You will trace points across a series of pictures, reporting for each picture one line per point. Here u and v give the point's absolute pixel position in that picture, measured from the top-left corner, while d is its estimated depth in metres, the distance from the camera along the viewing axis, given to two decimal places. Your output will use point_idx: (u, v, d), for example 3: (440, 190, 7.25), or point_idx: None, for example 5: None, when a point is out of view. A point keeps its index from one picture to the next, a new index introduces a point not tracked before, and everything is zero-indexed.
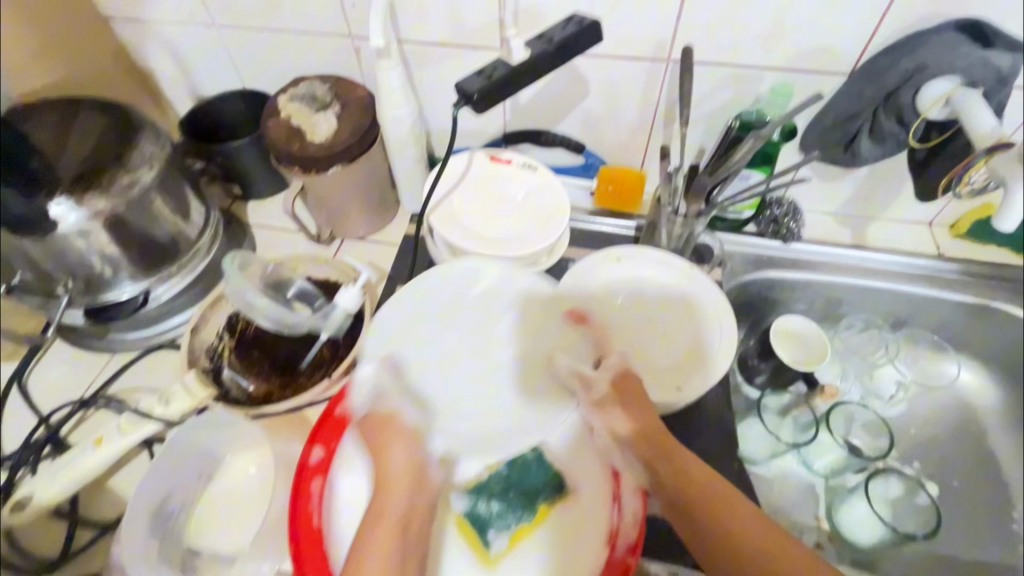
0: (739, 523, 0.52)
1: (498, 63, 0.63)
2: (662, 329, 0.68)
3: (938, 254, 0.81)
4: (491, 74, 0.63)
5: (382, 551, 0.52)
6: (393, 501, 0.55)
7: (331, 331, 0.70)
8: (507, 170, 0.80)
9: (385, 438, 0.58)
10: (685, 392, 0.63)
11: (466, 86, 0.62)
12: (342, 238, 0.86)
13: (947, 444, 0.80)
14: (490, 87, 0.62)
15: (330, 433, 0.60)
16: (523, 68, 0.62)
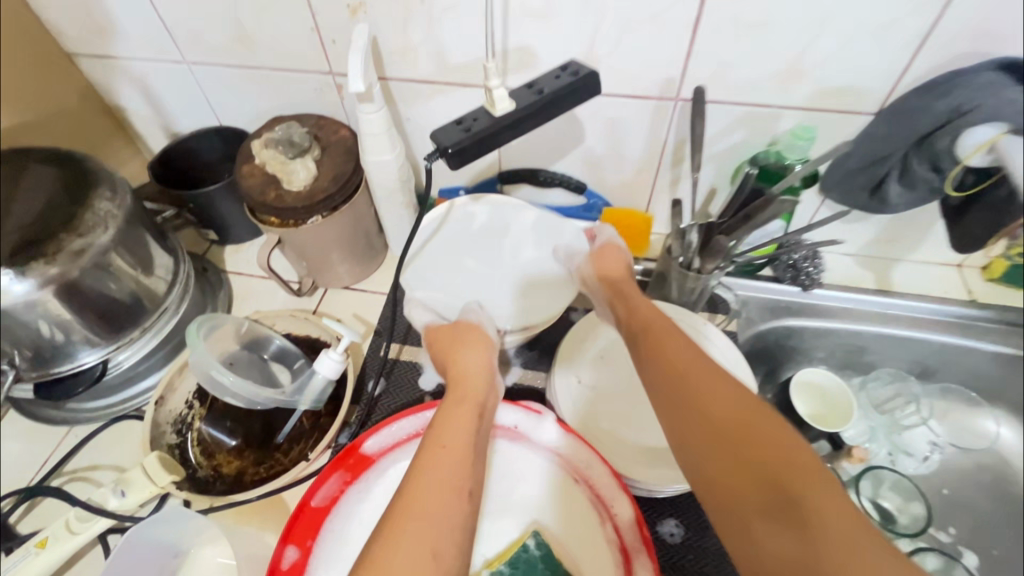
0: (685, 356, 0.50)
1: (479, 114, 0.57)
2: None
3: (972, 300, 0.75)
4: (470, 125, 0.57)
5: (461, 420, 0.50)
6: (472, 382, 0.55)
7: (311, 399, 0.63)
8: (502, 216, 0.74)
9: (459, 345, 0.60)
10: None
11: (441, 139, 0.56)
12: (325, 287, 0.80)
13: (986, 508, 0.73)
14: (470, 140, 0.56)
15: (305, 529, 0.53)
16: (507, 121, 0.56)
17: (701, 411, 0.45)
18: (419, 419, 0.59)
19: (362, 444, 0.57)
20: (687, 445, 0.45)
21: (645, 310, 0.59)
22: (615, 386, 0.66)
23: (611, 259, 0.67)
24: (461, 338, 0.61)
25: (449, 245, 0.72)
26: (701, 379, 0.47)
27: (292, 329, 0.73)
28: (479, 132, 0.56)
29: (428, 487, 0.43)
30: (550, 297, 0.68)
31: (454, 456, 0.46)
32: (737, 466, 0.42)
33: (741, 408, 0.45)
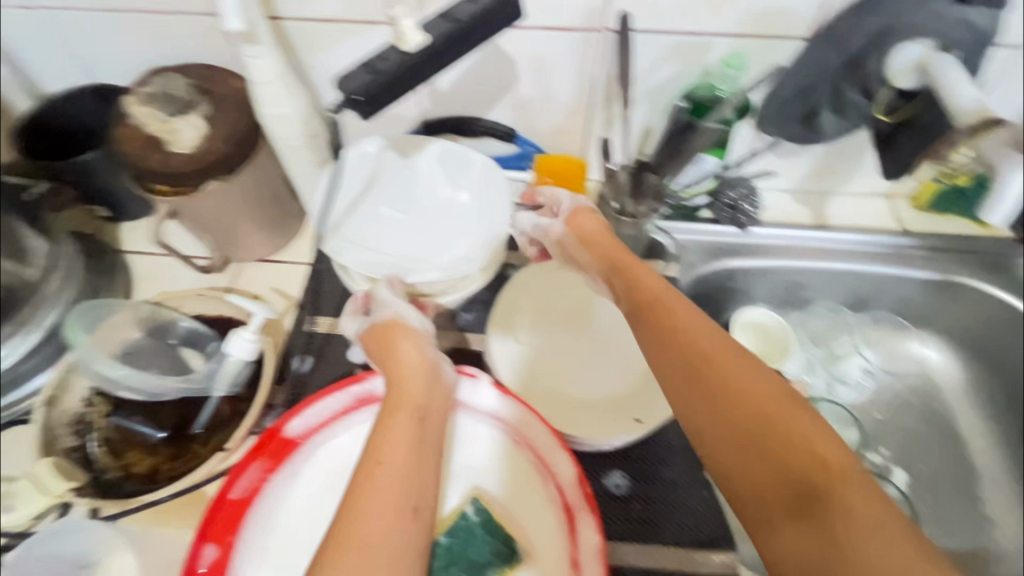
0: (701, 340, 0.47)
1: (388, 51, 0.48)
2: (598, 331, 0.65)
3: (900, 229, 0.76)
4: (378, 65, 0.47)
5: (406, 433, 0.46)
6: (411, 387, 0.50)
7: (227, 383, 0.59)
8: (418, 166, 0.66)
9: (389, 342, 0.54)
10: (643, 423, 0.57)
11: (347, 85, 0.47)
12: (239, 262, 0.73)
13: (915, 427, 0.76)
14: (379, 81, 0.47)
15: (225, 523, 0.48)
16: (424, 53, 0.48)
17: (728, 408, 0.43)
18: (346, 395, 0.55)
19: (283, 427, 0.53)
20: (704, 438, 0.44)
21: (648, 284, 0.54)
22: (555, 343, 0.64)
23: (593, 232, 0.61)
24: (391, 336, 0.55)
25: (367, 205, 0.65)
26: (726, 370, 0.45)
27: (203, 310, 0.65)
28: (394, 69, 0.47)
29: (369, 514, 0.40)
30: (473, 245, 0.63)
31: (397, 475, 0.42)
32: (758, 465, 0.40)
33: (767, 404, 0.42)
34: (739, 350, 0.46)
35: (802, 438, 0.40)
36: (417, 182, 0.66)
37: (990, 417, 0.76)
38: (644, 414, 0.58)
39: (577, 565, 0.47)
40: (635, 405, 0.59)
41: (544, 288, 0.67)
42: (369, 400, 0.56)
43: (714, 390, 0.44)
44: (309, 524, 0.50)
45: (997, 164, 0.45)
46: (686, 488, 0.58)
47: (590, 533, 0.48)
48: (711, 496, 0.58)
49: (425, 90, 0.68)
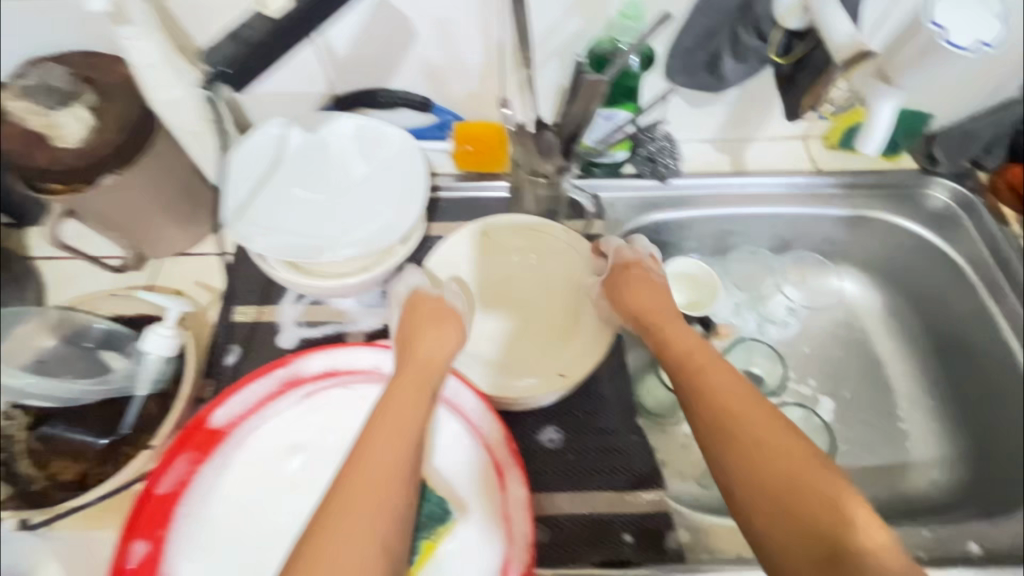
0: (739, 396, 0.47)
1: (252, 19, 0.45)
2: (529, 292, 0.66)
3: (814, 170, 0.78)
4: (245, 35, 0.44)
5: (410, 411, 0.46)
6: (419, 372, 0.49)
7: (149, 382, 0.58)
8: (329, 142, 0.63)
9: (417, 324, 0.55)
10: (568, 376, 0.59)
11: (212, 55, 0.44)
12: (157, 258, 0.70)
13: (840, 357, 0.81)
14: (247, 52, 0.44)
15: (154, 517, 0.48)
16: (289, 20, 0.44)
17: (765, 468, 0.43)
18: (270, 380, 0.55)
19: (208, 418, 0.53)
20: (737, 495, 0.44)
21: (684, 338, 0.54)
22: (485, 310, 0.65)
23: (636, 290, 0.60)
24: (423, 318, 0.55)
25: (274, 187, 0.61)
26: (767, 433, 0.45)
27: (119, 311, 0.63)
28: (262, 40, 0.44)
29: (360, 489, 0.40)
30: (392, 215, 0.60)
31: (390, 444, 0.43)
32: (788, 521, 0.41)
33: (794, 462, 0.43)
34: (774, 413, 0.46)
35: (831, 501, 0.41)
36: (330, 159, 0.62)
37: (908, 341, 0.80)
38: (570, 369, 0.60)
39: (506, 519, 0.49)
40: (561, 360, 0.61)
41: (474, 255, 0.67)
42: (296, 382, 0.56)
43: (743, 448, 0.44)
44: (241, 510, 0.51)
45: (869, 95, 0.49)
46: (617, 434, 0.60)
47: (518, 487, 0.50)
48: (640, 440, 0.60)
49: (321, 46, 0.64)
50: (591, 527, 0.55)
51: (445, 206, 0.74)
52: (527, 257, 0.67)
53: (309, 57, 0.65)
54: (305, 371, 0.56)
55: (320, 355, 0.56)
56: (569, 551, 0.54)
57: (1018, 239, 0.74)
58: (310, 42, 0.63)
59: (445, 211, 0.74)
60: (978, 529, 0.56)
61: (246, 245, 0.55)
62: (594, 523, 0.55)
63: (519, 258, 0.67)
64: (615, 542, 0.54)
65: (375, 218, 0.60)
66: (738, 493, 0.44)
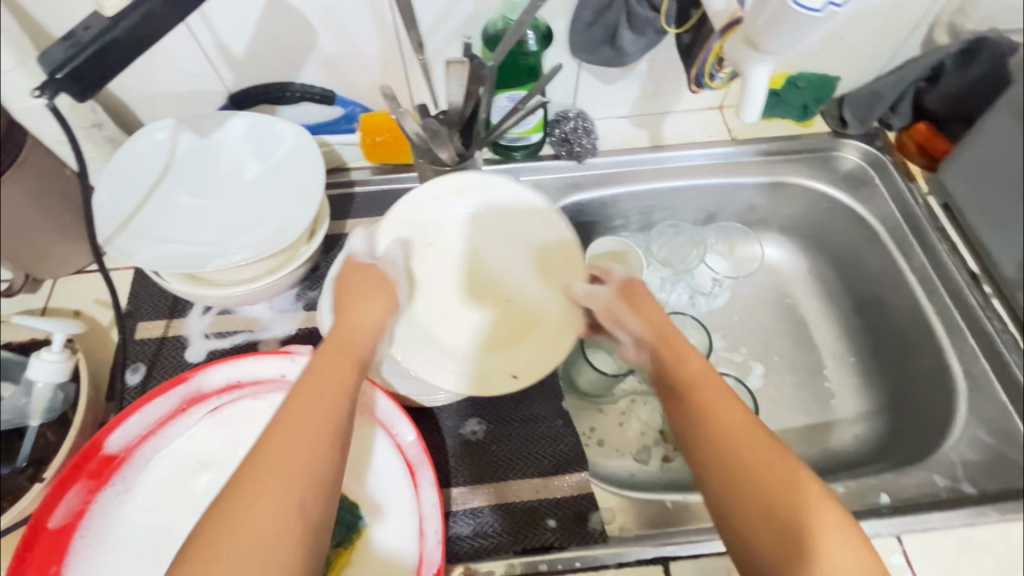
0: (729, 412, 0.42)
1: (87, 19, 0.43)
2: (490, 283, 0.61)
3: (731, 139, 0.79)
4: (81, 37, 0.43)
5: (342, 381, 0.42)
6: (345, 365, 0.43)
7: (43, 410, 0.55)
8: (221, 145, 0.60)
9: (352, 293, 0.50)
10: (519, 380, 0.56)
11: (44, 63, 0.42)
12: (53, 279, 0.66)
13: (768, 322, 0.82)
14: (81, 54, 0.42)
15: (47, 554, 0.46)
16: (125, 17, 0.42)
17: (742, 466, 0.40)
18: (170, 398, 0.52)
19: (102, 444, 0.50)
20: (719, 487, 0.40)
21: (682, 351, 0.49)
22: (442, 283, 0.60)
23: (646, 303, 0.54)
24: (362, 286, 0.50)
25: (162, 196, 0.58)
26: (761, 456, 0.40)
27: (9, 338, 0.59)
28: (97, 39, 0.42)
29: (277, 466, 0.35)
30: (289, 214, 0.57)
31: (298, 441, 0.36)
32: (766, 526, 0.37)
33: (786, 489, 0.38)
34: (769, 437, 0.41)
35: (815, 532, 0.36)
36: (223, 163, 0.60)
37: (831, 301, 0.82)
38: (521, 370, 0.57)
39: (420, 515, 0.48)
40: (516, 360, 0.57)
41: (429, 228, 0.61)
42: (200, 399, 0.53)
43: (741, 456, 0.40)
44: (141, 539, 0.48)
45: (743, 64, 0.49)
46: (542, 419, 0.60)
47: (429, 490, 0.49)
48: (565, 424, 0.60)
49: (203, 41, 0.60)
50: (516, 517, 0.54)
51: (361, 201, 0.72)
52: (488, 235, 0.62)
53: (194, 54, 0.61)
54: (207, 387, 0.54)
55: (222, 368, 0.54)
56: (493, 541, 0.53)
57: (923, 195, 0.76)
58: (188, 35, 0.59)
59: (361, 206, 0.72)
60: (886, 480, 0.58)
61: (125, 259, 0.52)
62: (519, 512, 0.55)
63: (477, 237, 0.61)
64: (539, 528, 0.54)
65: (274, 219, 0.58)
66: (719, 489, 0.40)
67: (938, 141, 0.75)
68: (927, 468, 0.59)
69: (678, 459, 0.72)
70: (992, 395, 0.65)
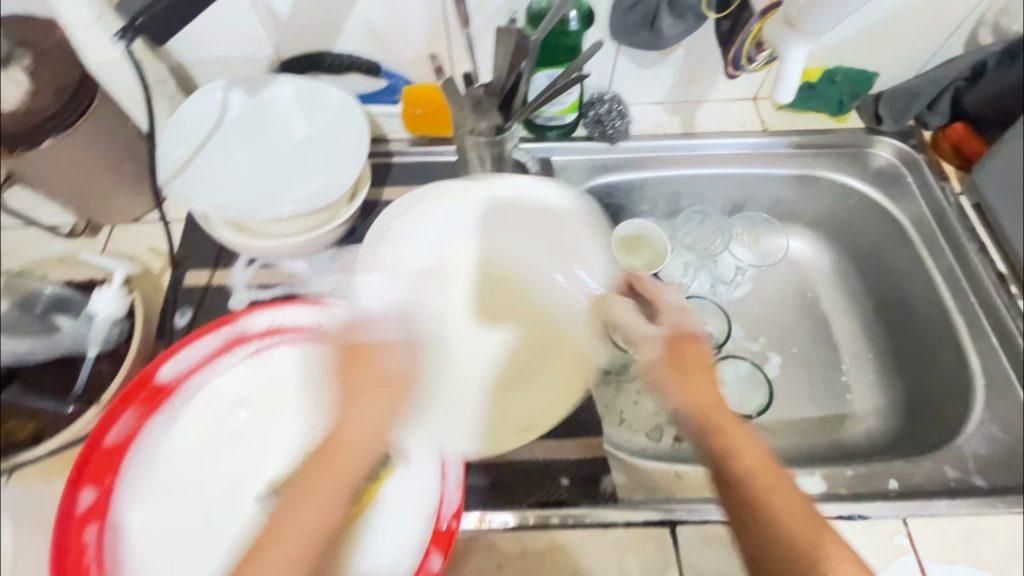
0: (790, 501, 0.42)
1: None
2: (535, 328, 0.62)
3: (764, 130, 0.80)
4: None
5: (342, 482, 0.44)
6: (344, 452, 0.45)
7: (99, 342, 0.60)
8: (273, 106, 0.64)
9: (361, 383, 0.46)
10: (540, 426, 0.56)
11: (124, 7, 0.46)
12: (111, 226, 0.70)
13: (788, 314, 0.83)
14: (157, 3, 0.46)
15: (100, 468, 0.50)
16: None
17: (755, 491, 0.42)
18: (216, 337, 0.56)
19: (155, 373, 0.54)
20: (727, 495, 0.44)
21: (730, 423, 0.46)
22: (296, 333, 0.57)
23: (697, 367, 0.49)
24: (363, 377, 0.46)
25: (216, 150, 0.61)
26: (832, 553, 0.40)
27: (72, 276, 0.64)
28: None
29: (298, 520, 0.43)
30: (333, 174, 0.61)
31: (311, 520, 0.43)
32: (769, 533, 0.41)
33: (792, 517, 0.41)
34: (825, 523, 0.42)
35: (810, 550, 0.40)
36: (273, 122, 0.63)
37: (855, 298, 0.82)
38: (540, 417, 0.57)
39: None
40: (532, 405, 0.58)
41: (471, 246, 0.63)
42: (242, 340, 0.57)
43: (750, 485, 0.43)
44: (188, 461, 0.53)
45: (781, 45, 0.51)
46: None
47: None
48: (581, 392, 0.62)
49: (261, 7, 0.64)
50: (531, 473, 0.57)
51: (398, 170, 0.75)
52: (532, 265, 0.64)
53: (252, 19, 0.65)
54: (250, 330, 0.57)
55: (265, 313, 0.58)
56: (509, 494, 0.56)
57: (957, 194, 0.76)
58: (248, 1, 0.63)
59: (398, 175, 0.75)
60: (897, 468, 0.59)
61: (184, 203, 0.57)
62: (534, 469, 0.57)
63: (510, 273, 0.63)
64: (553, 485, 0.57)
65: (320, 176, 0.61)
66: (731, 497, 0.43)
67: (975, 142, 0.75)
68: (939, 460, 0.60)
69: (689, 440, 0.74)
70: (1012, 395, 0.65)
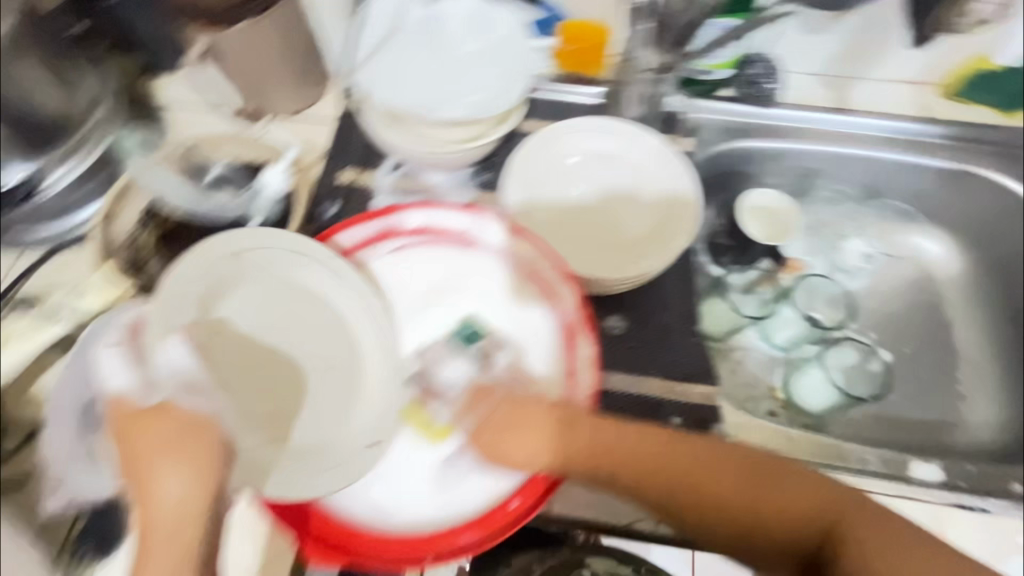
0: (701, 462, 0.48)
1: None
2: (614, 249, 0.64)
3: (924, 116, 0.76)
4: None
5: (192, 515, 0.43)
6: (163, 505, 0.43)
7: (263, 212, 0.64)
8: (448, 16, 0.66)
9: (133, 439, 0.44)
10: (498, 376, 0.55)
11: None
12: (270, 117, 0.71)
13: (908, 316, 0.80)
14: None
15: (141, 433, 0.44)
16: None
17: (746, 513, 0.47)
18: (370, 227, 0.58)
19: (327, 241, 0.57)
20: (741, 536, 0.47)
21: (586, 432, 0.50)
22: (178, 373, 0.44)
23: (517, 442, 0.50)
24: (141, 441, 0.44)
25: (395, 49, 0.65)
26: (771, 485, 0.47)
27: (242, 155, 0.68)
28: None
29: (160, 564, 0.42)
30: (497, 86, 0.64)
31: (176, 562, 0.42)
32: (792, 523, 0.47)
33: (789, 502, 0.47)
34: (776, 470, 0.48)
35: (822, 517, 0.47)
36: (444, 31, 0.66)
37: (982, 308, 0.79)
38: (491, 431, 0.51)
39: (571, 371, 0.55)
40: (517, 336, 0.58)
41: (576, 165, 0.67)
42: (393, 233, 0.58)
43: (751, 504, 0.47)
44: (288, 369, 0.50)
45: None
46: (677, 331, 0.63)
47: (586, 348, 0.55)
48: (698, 342, 0.63)
49: None
50: (642, 406, 0.59)
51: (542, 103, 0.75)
52: (635, 192, 0.66)
53: None
54: (403, 225, 0.58)
55: (418, 213, 0.59)
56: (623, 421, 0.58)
57: None
58: None
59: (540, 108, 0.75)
60: None
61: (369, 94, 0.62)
62: (647, 404, 0.59)
63: (613, 202, 0.66)
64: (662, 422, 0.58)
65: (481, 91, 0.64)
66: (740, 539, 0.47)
67: None
68: None
69: (783, 417, 0.73)
70: None
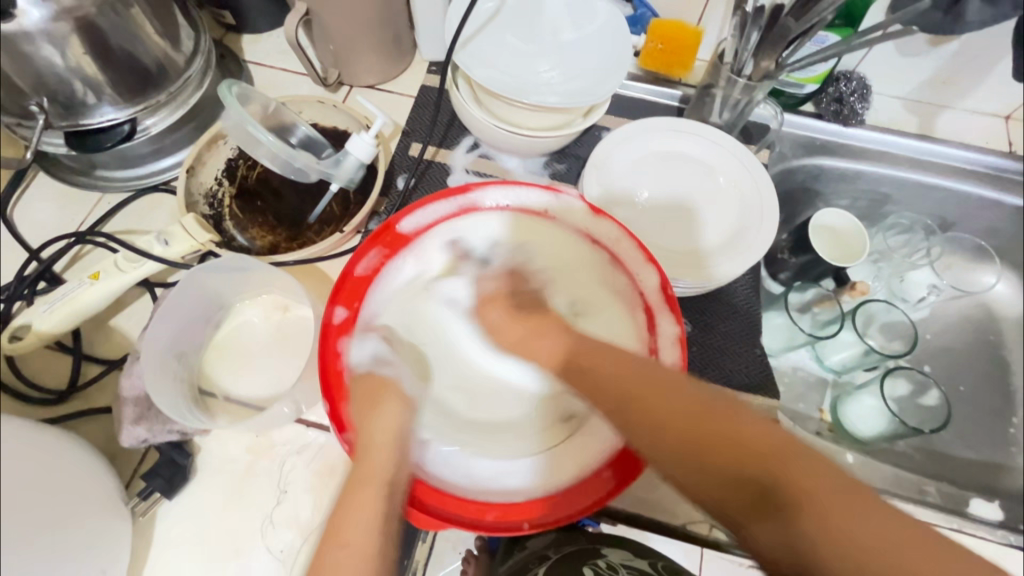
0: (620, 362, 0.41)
1: None
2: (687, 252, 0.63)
3: (1010, 152, 0.75)
4: None
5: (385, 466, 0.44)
6: (374, 457, 0.44)
7: (345, 178, 0.63)
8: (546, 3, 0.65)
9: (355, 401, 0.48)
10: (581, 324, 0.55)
11: None
12: (350, 86, 0.75)
13: (964, 353, 0.79)
14: None
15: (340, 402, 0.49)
16: None
17: (652, 412, 0.37)
18: (450, 204, 0.56)
19: (397, 224, 0.55)
20: (660, 452, 0.36)
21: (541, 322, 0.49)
22: (373, 357, 0.51)
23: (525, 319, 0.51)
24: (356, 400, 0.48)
25: (494, 30, 0.65)
26: (718, 409, 0.36)
27: (320, 120, 0.70)
28: None
29: (351, 511, 0.41)
30: (591, 80, 0.63)
31: (366, 511, 0.41)
32: (704, 440, 0.34)
33: (711, 407, 0.36)
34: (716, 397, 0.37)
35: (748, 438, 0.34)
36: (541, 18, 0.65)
37: None
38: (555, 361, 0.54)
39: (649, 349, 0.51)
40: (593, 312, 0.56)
41: (655, 167, 0.67)
42: (473, 210, 0.57)
43: (654, 407, 0.37)
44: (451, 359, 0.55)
45: None
46: (740, 342, 0.63)
47: (670, 326, 0.52)
48: (761, 355, 0.62)
49: None
50: None
51: (620, 100, 0.75)
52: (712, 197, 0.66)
53: None
54: (482, 203, 0.57)
55: (496, 191, 0.57)
56: None
57: None
58: None
59: (619, 104, 0.75)
60: None
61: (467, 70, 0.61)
62: None
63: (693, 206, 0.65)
64: None
65: (573, 81, 0.63)
66: (648, 447, 0.36)
67: None
68: None
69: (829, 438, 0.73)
70: None
